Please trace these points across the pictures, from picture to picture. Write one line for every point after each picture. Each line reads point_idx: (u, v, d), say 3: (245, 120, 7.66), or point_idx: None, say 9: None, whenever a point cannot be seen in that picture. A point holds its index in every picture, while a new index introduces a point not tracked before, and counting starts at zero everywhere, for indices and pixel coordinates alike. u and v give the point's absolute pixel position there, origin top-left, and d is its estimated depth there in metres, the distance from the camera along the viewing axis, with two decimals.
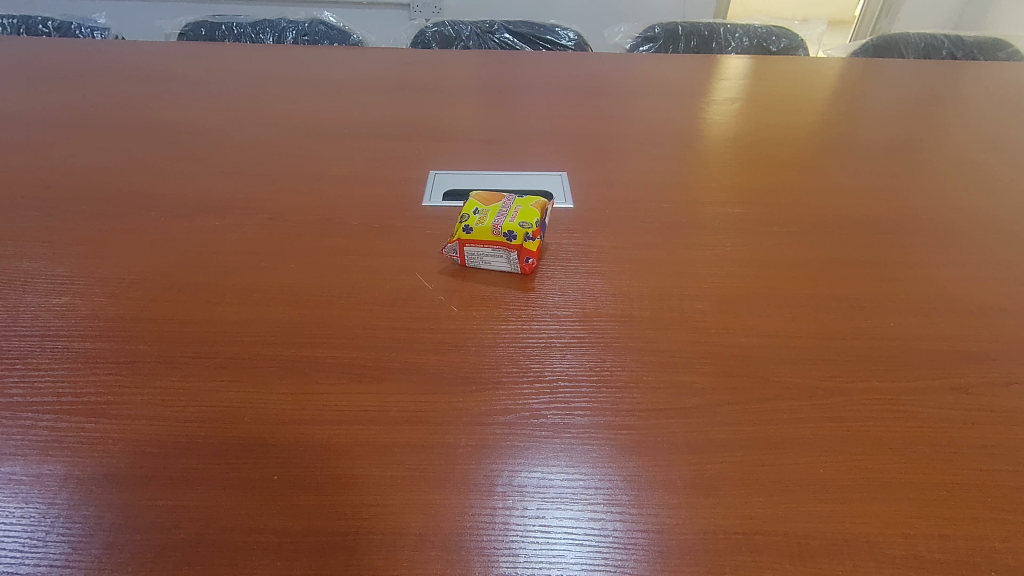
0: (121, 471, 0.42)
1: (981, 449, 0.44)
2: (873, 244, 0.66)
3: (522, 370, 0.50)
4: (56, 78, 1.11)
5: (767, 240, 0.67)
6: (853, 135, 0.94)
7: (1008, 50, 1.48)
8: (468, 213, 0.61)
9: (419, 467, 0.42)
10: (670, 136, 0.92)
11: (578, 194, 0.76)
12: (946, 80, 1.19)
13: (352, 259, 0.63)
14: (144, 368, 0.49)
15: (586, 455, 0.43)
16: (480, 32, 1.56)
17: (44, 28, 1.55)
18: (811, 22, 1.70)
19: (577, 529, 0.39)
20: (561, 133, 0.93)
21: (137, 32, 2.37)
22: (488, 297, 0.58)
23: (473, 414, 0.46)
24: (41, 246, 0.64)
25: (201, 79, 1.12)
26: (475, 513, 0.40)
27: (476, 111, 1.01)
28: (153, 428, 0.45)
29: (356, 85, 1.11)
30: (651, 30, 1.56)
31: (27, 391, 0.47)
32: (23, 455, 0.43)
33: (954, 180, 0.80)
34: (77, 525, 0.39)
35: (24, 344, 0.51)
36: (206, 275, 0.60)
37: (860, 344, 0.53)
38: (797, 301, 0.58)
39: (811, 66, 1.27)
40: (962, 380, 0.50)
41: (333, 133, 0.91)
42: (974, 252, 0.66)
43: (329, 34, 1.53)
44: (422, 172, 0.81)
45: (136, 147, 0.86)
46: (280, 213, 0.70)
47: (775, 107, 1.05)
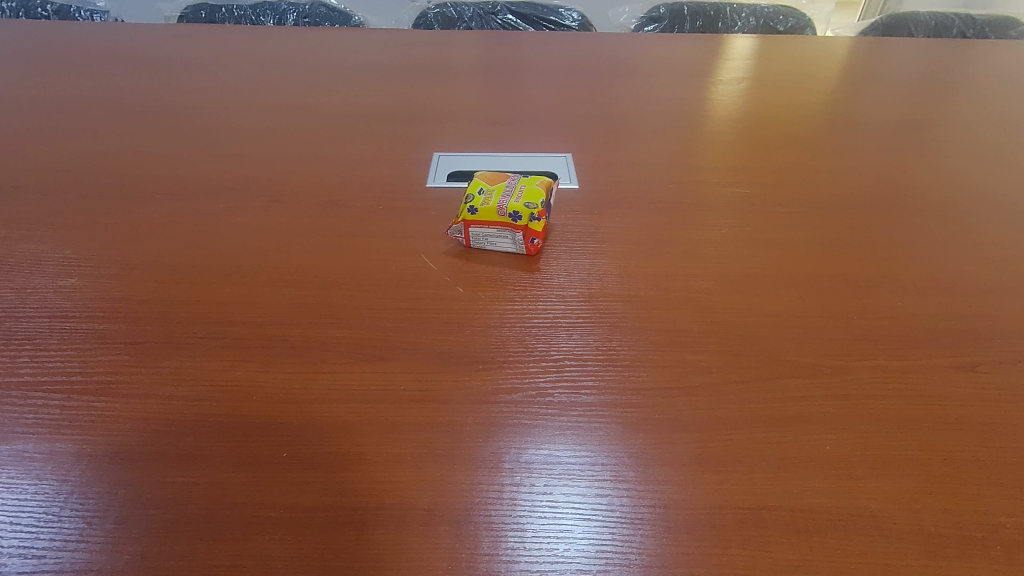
0: (132, 449, 0.42)
1: (987, 427, 0.44)
2: (881, 224, 0.66)
3: (528, 350, 0.50)
4: (56, 62, 1.10)
5: (774, 220, 0.66)
6: (862, 114, 0.92)
7: (1019, 28, 1.46)
8: (473, 193, 0.60)
9: (426, 444, 0.43)
10: (676, 117, 0.91)
11: (582, 175, 0.76)
12: (957, 59, 1.17)
13: (356, 241, 0.63)
14: (152, 348, 0.50)
15: (593, 433, 0.44)
16: (482, 13, 1.53)
17: (43, 11, 1.53)
18: (819, 1, 1.68)
19: (585, 504, 0.39)
20: (566, 114, 0.92)
21: (137, 14, 2.34)
22: (493, 278, 0.58)
23: (479, 393, 0.46)
24: (46, 230, 0.64)
25: (202, 62, 1.11)
26: (482, 489, 0.40)
27: (479, 93, 1.00)
28: (161, 407, 0.45)
29: (357, 68, 1.10)
30: (656, 10, 1.54)
31: (37, 371, 0.47)
32: (35, 433, 0.43)
33: (964, 159, 0.79)
34: (90, 501, 0.39)
35: (32, 326, 0.52)
36: (211, 258, 0.60)
37: (867, 323, 0.53)
38: (804, 280, 0.57)
39: (820, 46, 1.25)
40: (970, 358, 0.50)
41: (337, 115, 0.90)
42: (984, 232, 0.65)
43: (330, 16, 1.51)
44: (425, 153, 0.80)
45: (138, 131, 0.85)
46: (283, 196, 0.70)
47: (782, 87, 1.04)
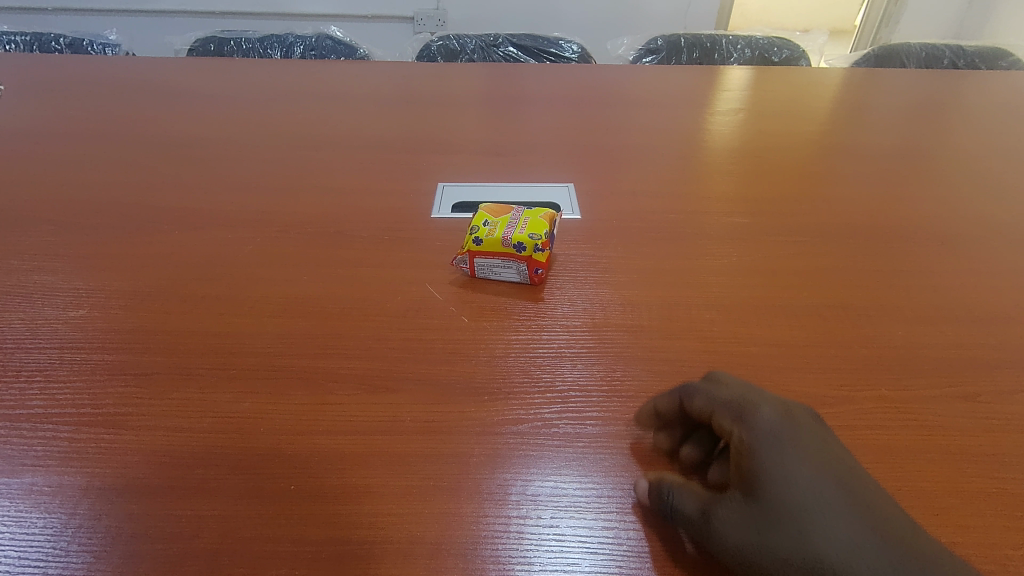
0: (140, 481, 0.42)
1: (991, 458, 0.44)
2: (879, 253, 0.67)
3: (533, 380, 0.51)
4: (68, 95, 1.13)
5: (773, 250, 0.67)
6: (857, 144, 0.94)
7: (1009, 59, 1.49)
8: (478, 224, 0.61)
9: (433, 476, 0.43)
10: (676, 147, 0.93)
11: (584, 206, 0.77)
12: (950, 89, 1.20)
13: (362, 271, 0.64)
14: (161, 380, 0.50)
15: (600, 465, 0.44)
16: (484, 46, 1.57)
17: (57, 45, 1.57)
18: (813, 33, 1.72)
19: (591, 538, 0.39)
20: (567, 145, 0.94)
21: (147, 48, 2.39)
22: (498, 308, 0.59)
23: (486, 424, 0.47)
24: (57, 261, 0.65)
25: (211, 94, 1.14)
26: (489, 522, 0.40)
27: (482, 124, 1.02)
28: (170, 439, 0.45)
29: (362, 99, 1.13)
30: (654, 42, 1.58)
31: (47, 403, 0.48)
32: (45, 466, 0.43)
33: (959, 188, 0.81)
34: (98, 535, 0.39)
35: (42, 357, 0.52)
36: (219, 288, 0.61)
37: (868, 353, 0.53)
38: (804, 310, 0.58)
39: (815, 77, 1.28)
40: (971, 388, 0.50)
41: (342, 146, 0.92)
42: (981, 261, 0.66)
43: (336, 49, 1.55)
44: (430, 184, 0.82)
45: (148, 162, 0.87)
46: (290, 227, 0.71)
47: (779, 118, 1.06)
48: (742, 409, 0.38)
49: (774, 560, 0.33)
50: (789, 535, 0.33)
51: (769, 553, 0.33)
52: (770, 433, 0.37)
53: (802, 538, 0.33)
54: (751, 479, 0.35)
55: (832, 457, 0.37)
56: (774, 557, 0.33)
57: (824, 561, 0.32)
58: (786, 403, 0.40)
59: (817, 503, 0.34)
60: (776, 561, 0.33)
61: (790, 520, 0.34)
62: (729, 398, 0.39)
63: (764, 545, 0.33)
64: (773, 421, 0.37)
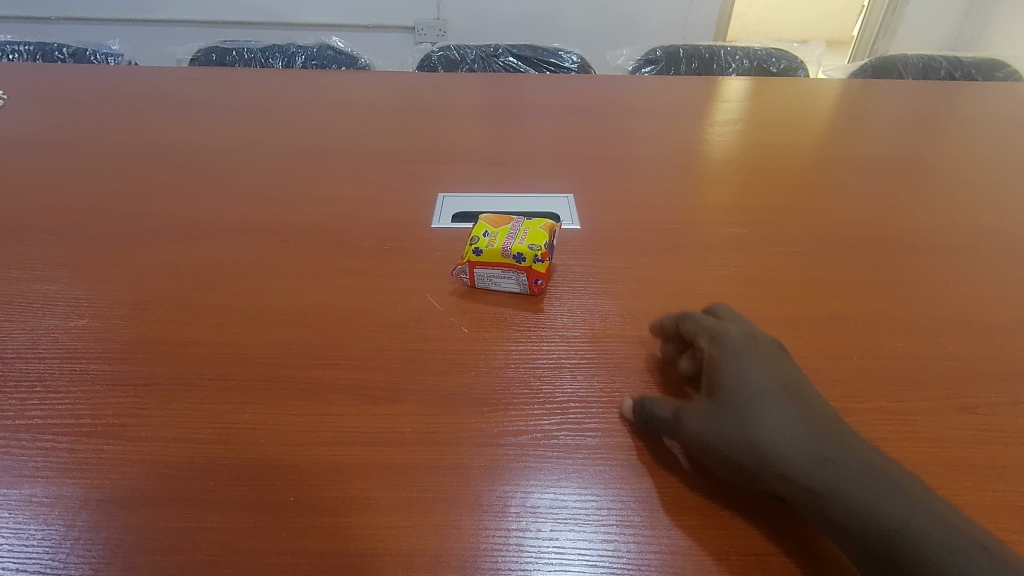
0: (138, 493, 0.42)
1: (991, 470, 0.44)
2: (877, 264, 0.67)
3: (532, 392, 0.51)
4: (71, 104, 1.14)
5: (772, 260, 0.68)
6: (855, 155, 0.95)
7: (1006, 70, 1.50)
8: (478, 235, 0.61)
9: (433, 488, 0.43)
10: (674, 157, 0.94)
11: (583, 216, 0.77)
12: (947, 100, 1.21)
13: (362, 281, 0.64)
14: (161, 390, 0.50)
15: (599, 476, 0.44)
16: (485, 56, 1.58)
17: (60, 55, 1.58)
18: (811, 44, 1.73)
19: (591, 550, 0.39)
20: (567, 155, 0.95)
21: (149, 57, 2.41)
22: (498, 319, 0.59)
23: (485, 435, 0.47)
24: (58, 270, 0.65)
25: (213, 103, 1.15)
26: (488, 535, 0.40)
27: (482, 134, 1.03)
28: (169, 450, 0.45)
29: (363, 109, 1.13)
30: (653, 53, 1.59)
31: (47, 413, 0.48)
32: (43, 477, 0.43)
33: (957, 199, 0.81)
34: (96, 547, 0.39)
35: (42, 367, 0.52)
36: (219, 298, 0.61)
37: (867, 364, 0.53)
38: (803, 321, 0.58)
39: (813, 87, 1.29)
40: (970, 399, 0.50)
41: (343, 156, 0.93)
42: (979, 272, 0.66)
43: (337, 59, 1.56)
44: (430, 194, 0.82)
45: (149, 172, 0.87)
46: (291, 236, 0.71)
47: (778, 128, 1.07)
48: (716, 332, 0.47)
49: (723, 442, 0.40)
50: (736, 420, 0.40)
51: (719, 436, 0.40)
52: (732, 349, 0.45)
53: (745, 424, 0.40)
54: (714, 384, 0.43)
55: (786, 372, 0.44)
56: (723, 437, 0.40)
57: (763, 440, 0.39)
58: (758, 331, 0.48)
59: (762, 398, 0.41)
60: (724, 440, 0.40)
61: (738, 408, 0.41)
62: (711, 326, 0.49)
63: (716, 429, 0.41)
64: (737, 341, 0.46)
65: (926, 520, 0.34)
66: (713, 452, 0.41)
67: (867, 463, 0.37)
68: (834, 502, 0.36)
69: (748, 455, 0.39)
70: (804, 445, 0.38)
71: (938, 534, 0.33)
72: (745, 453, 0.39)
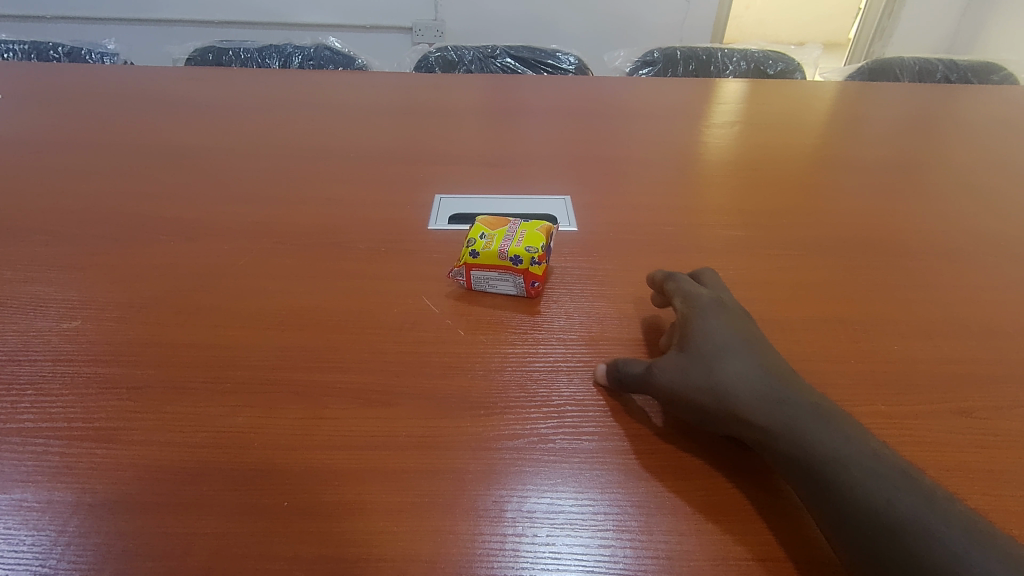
0: (130, 498, 0.42)
1: (989, 475, 0.44)
2: (874, 267, 0.67)
3: (529, 395, 0.50)
4: (65, 104, 1.13)
5: (769, 263, 0.68)
6: (852, 158, 0.95)
7: (1001, 73, 1.51)
8: (475, 237, 0.61)
9: (428, 493, 0.42)
10: (671, 159, 0.94)
11: (581, 218, 0.77)
12: (944, 103, 1.21)
13: (358, 283, 0.63)
14: (154, 394, 0.50)
15: (596, 480, 0.44)
16: (482, 57, 1.58)
17: (55, 54, 1.58)
18: (808, 46, 1.73)
19: (587, 556, 0.39)
20: (564, 157, 0.95)
21: (144, 56, 2.40)
22: (494, 321, 0.59)
23: (482, 439, 0.46)
24: (51, 272, 0.64)
25: (209, 103, 1.14)
26: (484, 540, 0.40)
27: (479, 135, 1.03)
28: (163, 454, 0.45)
29: (360, 110, 1.13)
30: (650, 54, 1.59)
31: (38, 417, 0.47)
32: (34, 482, 0.43)
33: (953, 202, 0.81)
34: (88, 553, 0.39)
35: (34, 369, 0.52)
36: (214, 300, 0.60)
37: (864, 367, 0.53)
38: (800, 324, 0.58)
39: (810, 90, 1.30)
40: (968, 403, 0.50)
41: (339, 157, 0.92)
42: (976, 276, 0.66)
43: (334, 59, 1.56)
44: (426, 196, 0.82)
45: (144, 172, 0.87)
46: (287, 238, 0.71)
47: (775, 130, 1.07)
48: (692, 300, 0.53)
49: (691, 387, 0.45)
50: (703, 368, 0.46)
51: (688, 381, 0.45)
52: (704, 313, 0.51)
53: (709, 370, 0.45)
54: (684, 339, 0.49)
55: (748, 332, 0.50)
56: (688, 382, 0.45)
57: (726, 384, 0.44)
58: (728, 302, 0.54)
59: (727, 352, 0.47)
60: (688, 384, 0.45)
61: (703, 358, 0.46)
62: (687, 293, 0.55)
63: (685, 375, 0.46)
64: (710, 309, 0.52)
65: (850, 448, 0.40)
66: (681, 397, 0.45)
67: (807, 403, 0.43)
68: (783, 436, 0.41)
69: (712, 397, 0.44)
70: (761, 390, 0.44)
71: (857, 458, 0.39)
72: (710, 397, 0.44)
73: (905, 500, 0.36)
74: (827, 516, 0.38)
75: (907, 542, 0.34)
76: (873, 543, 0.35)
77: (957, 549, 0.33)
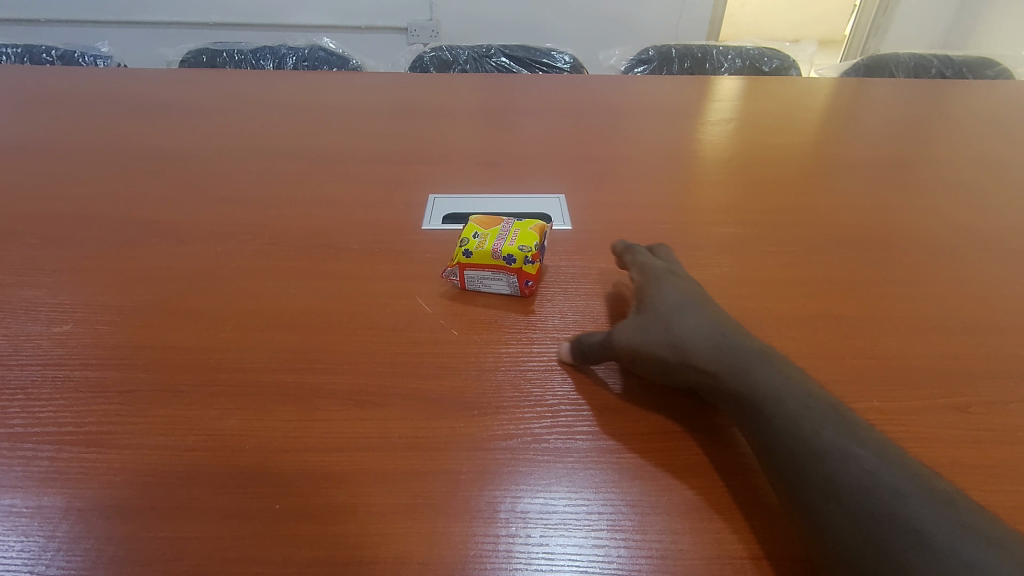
0: (121, 502, 0.42)
1: (985, 470, 0.44)
2: (869, 263, 0.67)
3: (523, 395, 0.50)
4: (58, 107, 1.12)
5: (764, 260, 0.67)
6: (846, 154, 0.95)
7: (996, 69, 1.51)
8: (468, 236, 0.61)
9: (421, 494, 0.42)
10: (666, 157, 0.94)
11: (575, 217, 0.77)
12: (938, 99, 1.21)
13: (352, 284, 0.63)
14: (146, 397, 0.49)
15: (590, 479, 0.43)
16: (477, 57, 1.58)
17: (48, 57, 1.57)
18: (803, 43, 1.73)
19: (581, 556, 0.39)
20: (559, 156, 0.94)
21: (139, 58, 2.39)
22: (488, 321, 0.58)
23: (475, 439, 0.46)
24: (42, 276, 0.64)
25: (202, 105, 1.14)
26: (478, 541, 0.39)
27: (473, 135, 1.02)
28: (153, 457, 0.45)
29: (354, 110, 1.12)
30: (645, 53, 1.59)
31: (28, 422, 0.47)
32: (24, 487, 0.42)
33: (948, 198, 0.81)
34: (77, 558, 0.39)
35: (25, 374, 0.51)
36: (206, 303, 0.60)
37: (859, 364, 0.53)
38: (795, 321, 0.58)
39: (805, 87, 1.30)
40: (963, 399, 0.50)
41: (333, 158, 0.92)
42: (971, 271, 0.66)
43: (329, 60, 1.56)
44: (421, 196, 0.82)
45: (137, 175, 0.86)
46: (280, 239, 0.71)
47: (770, 128, 1.07)
48: (648, 272, 0.57)
49: (647, 342, 0.48)
50: (659, 327, 0.49)
51: (645, 335, 0.49)
52: (661, 281, 0.55)
53: (664, 325, 0.49)
54: (643, 304, 0.53)
55: (702, 296, 0.54)
56: (646, 335, 0.49)
57: (680, 340, 0.48)
58: (682, 272, 0.58)
59: (681, 311, 0.50)
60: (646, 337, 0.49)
61: (659, 316, 0.50)
62: (647, 266, 0.59)
63: (642, 330, 0.49)
64: (667, 278, 0.56)
65: (788, 384, 0.43)
66: (639, 354, 0.48)
67: (752, 349, 0.46)
68: (728, 382, 0.44)
69: (665, 348, 0.47)
70: (711, 343, 0.47)
71: (793, 393, 0.42)
72: (664, 349, 0.47)
73: (830, 429, 0.39)
74: (763, 451, 0.41)
75: (832, 465, 0.37)
76: (799, 468, 0.38)
77: (871, 467, 0.36)
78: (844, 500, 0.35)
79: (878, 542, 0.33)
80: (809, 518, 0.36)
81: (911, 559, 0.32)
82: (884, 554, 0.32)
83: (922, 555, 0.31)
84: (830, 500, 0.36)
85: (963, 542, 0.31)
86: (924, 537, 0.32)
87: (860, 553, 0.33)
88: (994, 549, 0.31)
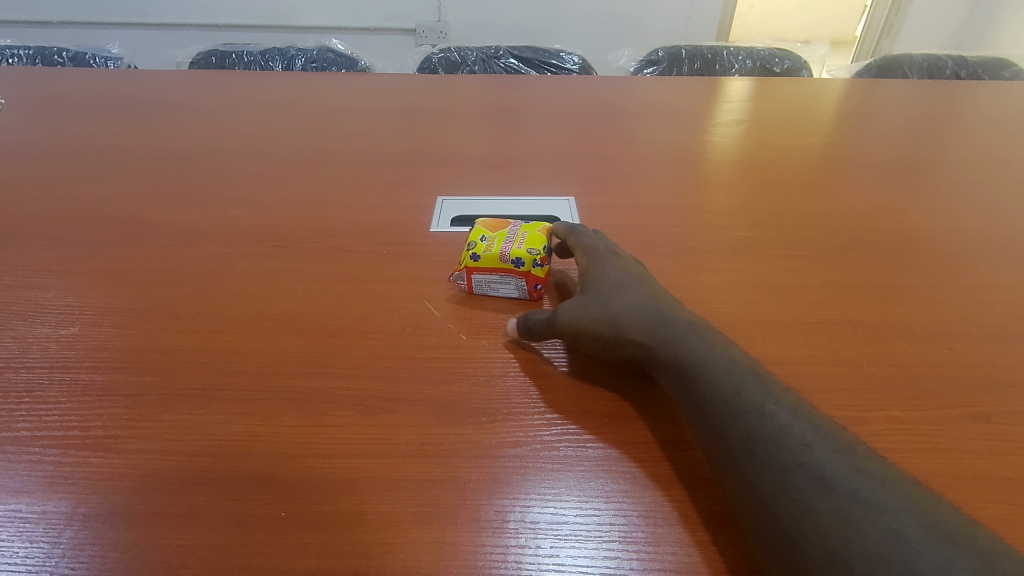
0: (126, 508, 0.41)
1: (1009, 482, 0.43)
2: (884, 267, 0.66)
3: (532, 402, 0.49)
4: (69, 108, 1.13)
5: (777, 264, 0.66)
6: (858, 156, 0.94)
7: (1012, 69, 1.49)
8: (475, 240, 0.60)
9: (429, 502, 0.41)
10: (675, 159, 0.93)
11: (584, 219, 0.76)
12: (952, 100, 1.19)
13: (359, 287, 0.63)
14: (152, 401, 0.49)
15: (600, 489, 0.42)
16: (485, 58, 1.57)
17: (60, 58, 1.58)
18: (814, 44, 1.71)
19: (592, 568, 0.38)
20: (568, 158, 0.93)
21: (148, 60, 2.40)
22: (497, 325, 0.58)
23: (484, 447, 0.45)
24: (50, 278, 0.64)
25: (210, 107, 1.14)
26: (485, 551, 0.39)
27: (481, 137, 1.02)
28: (159, 463, 0.44)
29: (362, 112, 1.12)
30: (655, 53, 1.57)
31: (34, 425, 0.47)
32: (29, 492, 0.42)
33: (963, 200, 0.80)
34: (81, 565, 0.38)
35: (31, 377, 0.51)
36: (213, 305, 0.60)
37: (876, 371, 0.52)
38: (809, 327, 0.57)
39: (816, 88, 1.28)
40: (985, 408, 0.48)
41: (340, 160, 0.91)
42: (989, 276, 0.64)
43: (337, 61, 1.56)
44: (428, 198, 0.81)
45: (145, 176, 0.86)
46: (288, 241, 0.70)
47: (779, 129, 1.05)
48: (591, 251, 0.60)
49: (588, 318, 0.51)
50: (599, 304, 0.51)
51: (585, 311, 0.51)
52: (603, 259, 0.58)
53: (602, 302, 0.52)
54: (586, 284, 0.55)
55: (640, 272, 0.56)
56: (585, 312, 0.51)
57: (619, 317, 0.50)
58: (623, 252, 0.61)
59: (621, 289, 0.53)
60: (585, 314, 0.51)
61: (600, 293, 0.53)
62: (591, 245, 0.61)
63: (582, 307, 0.52)
64: (609, 257, 0.58)
65: (713, 349, 0.45)
66: (581, 333, 0.50)
67: (683, 320, 0.49)
68: (662, 353, 0.47)
69: (603, 323, 0.50)
70: (647, 318, 0.49)
71: (718, 357, 0.44)
72: (602, 325, 0.50)
73: (749, 390, 0.41)
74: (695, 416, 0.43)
75: (748, 421, 0.39)
76: (722, 430, 0.40)
77: (783, 422, 0.38)
78: (759, 453, 0.37)
79: (784, 487, 0.35)
80: (731, 474, 0.38)
81: (815, 499, 0.34)
82: (791, 500, 0.34)
83: (824, 496, 0.34)
84: (748, 456, 0.38)
85: (858, 483, 0.34)
86: (827, 480, 0.34)
87: (772, 502, 0.35)
88: (885, 487, 0.33)
